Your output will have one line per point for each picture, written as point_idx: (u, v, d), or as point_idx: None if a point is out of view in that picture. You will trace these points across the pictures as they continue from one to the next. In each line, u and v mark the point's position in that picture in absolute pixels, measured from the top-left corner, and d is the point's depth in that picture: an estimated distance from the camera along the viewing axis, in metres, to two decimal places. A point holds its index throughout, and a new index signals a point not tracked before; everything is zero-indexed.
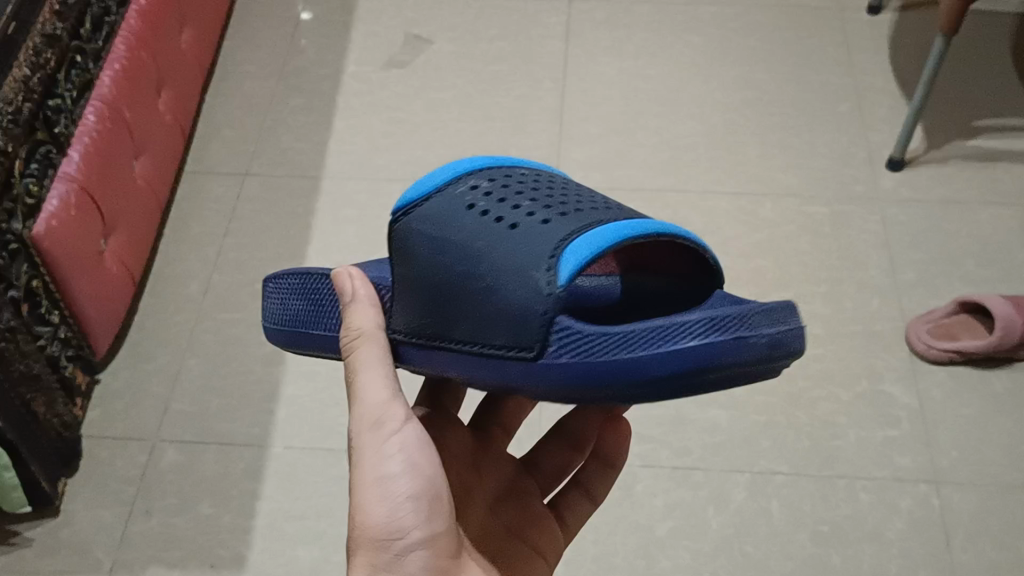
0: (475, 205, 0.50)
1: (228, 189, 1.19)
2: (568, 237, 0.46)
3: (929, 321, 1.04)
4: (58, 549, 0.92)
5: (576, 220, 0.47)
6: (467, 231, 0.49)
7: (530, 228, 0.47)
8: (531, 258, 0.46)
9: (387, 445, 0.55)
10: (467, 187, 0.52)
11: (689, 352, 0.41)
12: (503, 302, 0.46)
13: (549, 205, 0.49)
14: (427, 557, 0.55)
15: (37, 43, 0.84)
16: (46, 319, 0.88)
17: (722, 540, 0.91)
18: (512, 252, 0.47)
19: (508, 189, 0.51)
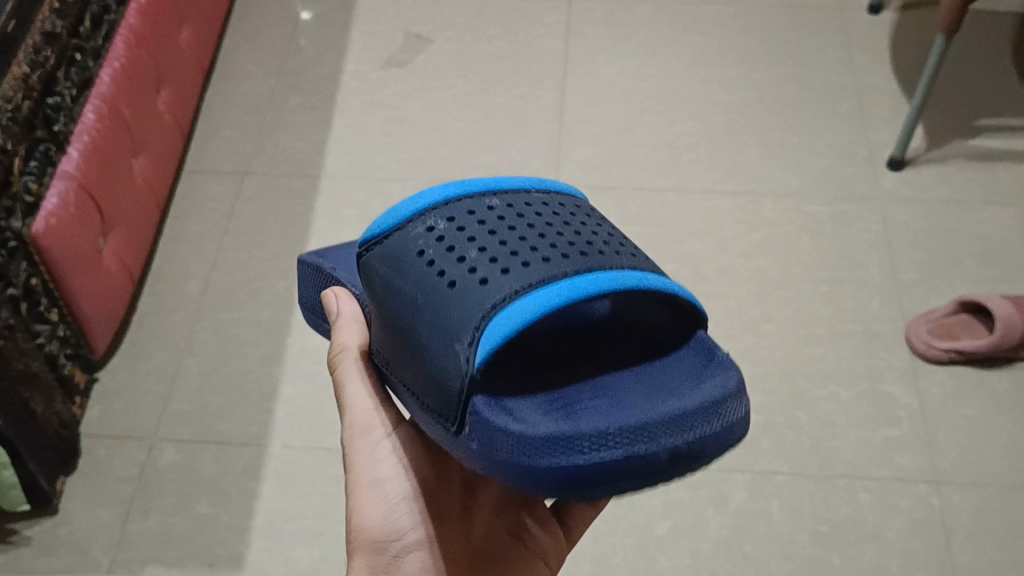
0: (425, 251, 0.48)
1: (227, 189, 1.19)
2: (501, 303, 0.45)
3: (929, 320, 1.04)
4: (57, 548, 0.92)
5: (515, 281, 0.46)
6: (410, 281, 0.48)
7: (467, 290, 0.46)
8: (463, 324, 0.45)
9: (376, 451, 0.61)
10: (424, 227, 0.50)
11: (592, 464, 0.42)
12: (433, 366, 0.46)
13: (496, 257, 0.47)
14: (428, 556, 0.59)
15: (36, 41, 0.84)
16: (45, 317, 0.88)
17: (722, 540, 0.91)
18: (445, 312, 0.46)
19: (465, 232, 0.49)
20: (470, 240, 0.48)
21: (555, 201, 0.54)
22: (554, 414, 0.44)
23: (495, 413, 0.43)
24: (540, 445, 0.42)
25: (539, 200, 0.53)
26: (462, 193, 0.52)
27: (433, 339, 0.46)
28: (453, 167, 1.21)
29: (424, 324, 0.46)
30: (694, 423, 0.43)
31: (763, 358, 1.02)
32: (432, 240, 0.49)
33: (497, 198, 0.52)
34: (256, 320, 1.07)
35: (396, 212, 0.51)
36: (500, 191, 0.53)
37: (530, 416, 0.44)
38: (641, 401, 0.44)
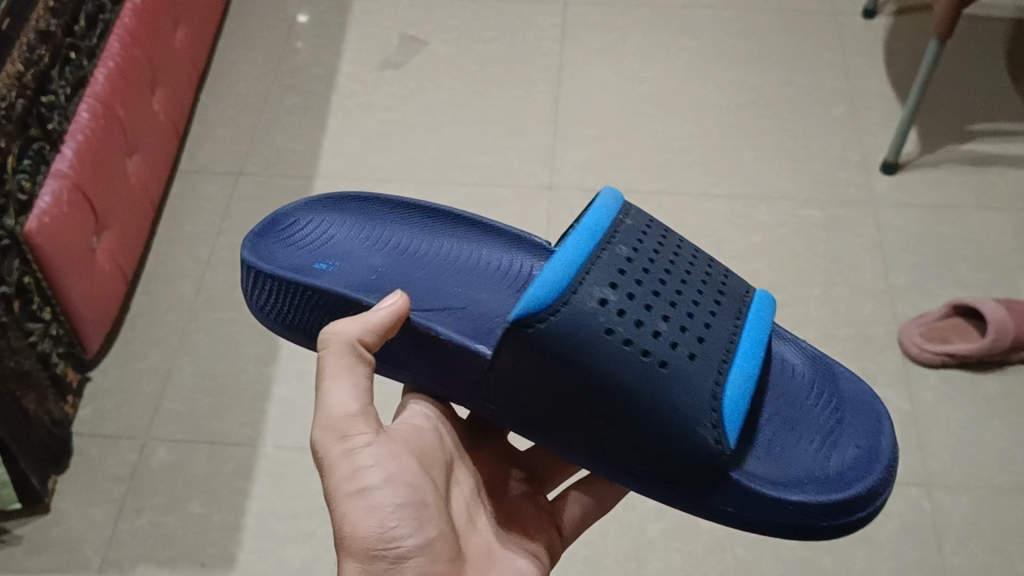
0: (614, 329, 0.56)
1: (222, 189, 1.19)
2: (719, 383, 0.58)
3: (922, 324, 1.04)
4: (48, 547, 0.91)
5: (711, 360, 0.58)
6: (612, 360, 0.56)
7: (679, 372, 0.57)
8: (699, 408, 0.56)
9: (361, 457, 0.55)
10: (596, 299, 0.57)
11: (871, 508, 0.58)
12: (670, 445, 0.56)
13: (675, 331, 0.58)
14: (424, 561, 0.55)
15: (31, 40, 0.84)
16: (38, 316, 0.88)
17: (713, 542, 0.91)
18: (672, 393, 0.56)
19: (631, 303, 0.58)
20: (644, 313, 0.58)
21: (632, 220, 0.64)
22: (807, 470, 0.59)
23: (771, 486, 0.57)
24: (839, 510, 0.57)
25: (633, 232, 0.63)
26: (590, 253, 0.60)
27: (657, 417, 0.56)
28: (448, 168, 1.21)
29: (644, 401, 0.56)
30: (886, 429, 0.63)
31: None
32: (613, 316, 0.57)
33: (618, 249, 0.61)
34: (250, 321, 1.07)
35: (559, 281, 0.57)
36: (606, 239, 0.62)
37: (791, 481, 0.58)
38: (842, 437, 0.62)
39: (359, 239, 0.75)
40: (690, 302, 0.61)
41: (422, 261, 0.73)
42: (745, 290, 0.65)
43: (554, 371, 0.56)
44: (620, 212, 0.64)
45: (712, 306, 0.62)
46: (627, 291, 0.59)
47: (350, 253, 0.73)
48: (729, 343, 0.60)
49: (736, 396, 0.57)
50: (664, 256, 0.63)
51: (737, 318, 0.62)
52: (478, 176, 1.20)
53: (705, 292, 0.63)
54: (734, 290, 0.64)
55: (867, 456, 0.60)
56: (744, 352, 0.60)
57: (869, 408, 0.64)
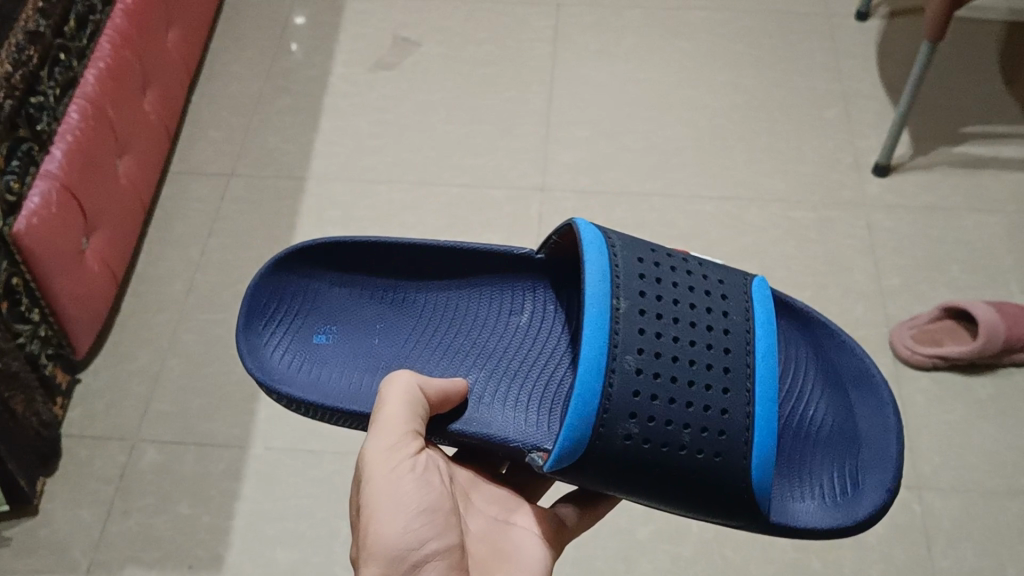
0: (647, 451, 0.62)
1: (213, 190, 1.19)
2: (747, 467, 0.63)
3: (912, 326, 1.04)
4: (35, 548, 0.91)
5: (736, 446, 0.63)
6: (652, 477, 0.63)
7: (716, 467, 0.63)
8: (737, 498, 0.63)
9: (401, 465, 0.58)
10: (621, 433, 0.62)
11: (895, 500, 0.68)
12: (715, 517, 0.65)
13: (702, 426, 0.63)
14: (444, 568, 0.55)
15: (20, 40, 0.84)
16: (27, 317, 0.88)
17: (702, 544, 0.91)
18: (708, 489, 0.63)
19: (658, 419, 0.63)
20: (665, 425, 0.63)
21: (628, 298, 0.65)
22: (833, 485, 0.68)
23: (805, 512, 0.67)
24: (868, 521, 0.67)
25: (635, 316, 0.65)
26: (605, 366, 0.63)
27: (697, 504, 0.64)
28: (440, 169, 1.21)
29: (687, 497, 0.63)
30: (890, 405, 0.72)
31: None
32: (640, 446, 0.62)
33: (627, 353, 0.63)
34: None
35: (585, 419, 0.62)
36: (613, 338, 0.64)
37: (824, 505, 0.68)
38: (857, 433, 0.71)
39: (347, 301, 0.78)
40: (700, 380, 0.64)
41: (417, 310, 0.78)
42: (746, 330, 0.67)
43: (605, 482, 0.63)
44: (614, 293, 0.65)
45: (723, 381, 0.64)
46: (644, 400, 0.63)
47: (347, 324, 0.77)
48: (747, 420, 0.64)
49: (764, 473, 0.63)
50: (666, 331, 0.65)
51: (748, 382, 0.65)
52: (471, 178, 1.19)
53: (707, 357, 0.65)
54: (737, 345, 0.66)
55: (883, 448, 0.69)
56: (762, 431, 0.64)
57: (873, 388, 0.73)
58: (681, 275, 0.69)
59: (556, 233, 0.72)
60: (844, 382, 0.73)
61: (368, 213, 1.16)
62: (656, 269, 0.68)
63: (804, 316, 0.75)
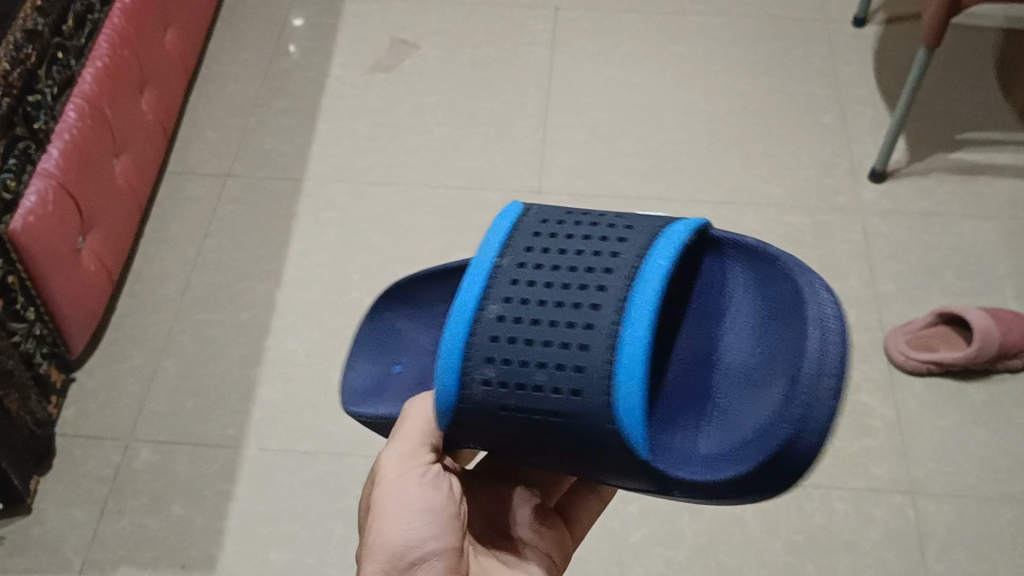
0: (511, 402, 0.51)
1: (208, 191, 1.19)
2: (609, 405, 0.49)
3: (907, 331, 1.04)
4: (28, 548, 0.91)
5: (594, 381, 0.49)
6: (531, 431, 0.51)
7: (574, 410, 0.49)
8: (608, 444, 0.49)
9: (412, 468, 0.57)
10: (480, 383, 0.51)
11: (813, 433, 0.47)
12: (621, 470, 0.51)
13: (562, 363, 0.50)
14: (443, 568, 0.55)
15: (18, 39, 0.84)
16: (22, 315, 0.87)
17: (696, 549, 0.91)
18: (576, 434, 0.50)
19: (514, 361, 0.51)
20: (525, 367, 0.51)
21: (514, 250, 0.54)
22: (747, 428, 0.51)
23: (692, 463, 0.51)
24: (779, 469, 0.48)
25: (512, 264, 0.53)
26: (469, 315, 0.52)
27: (584, 454, 0.51)
28: (436, 172, 1.21)
29: (567, 446, 0.51)
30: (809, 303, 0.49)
31: None
32: (499, 395, 0.51)
33: (491, 300, 0.52)
34: (235, 322, 1.07)
35: (448, 373, 0.52)
36: (487, 287, 0.53)
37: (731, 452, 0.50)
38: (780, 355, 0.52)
39: (422, 321, 0.68)
40: (564, 317, 0.51)
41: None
42: (639, 255, 0.52)
43: (505, 441, 0.53)
44: (500, 252, 0.54)
45: (593, 310, 0.50)
46: (503, 343, 0.51)
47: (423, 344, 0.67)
48: (610, 349, 0.49)
49: (632, 410, 0.49)
50: (543, 275, 0.52)
51: (620, 308, 0.50)
52: (467, 180, 1.20)
53: (578, 293, 0.51)
54: (622, 266, 0.51)
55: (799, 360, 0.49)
56: (626, 359, 0.49)
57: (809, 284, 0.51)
58: (588, 221, 0.55)
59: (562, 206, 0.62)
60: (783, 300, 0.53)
61: (364, 215, 1.16)
62: (562, 221, 0.56)
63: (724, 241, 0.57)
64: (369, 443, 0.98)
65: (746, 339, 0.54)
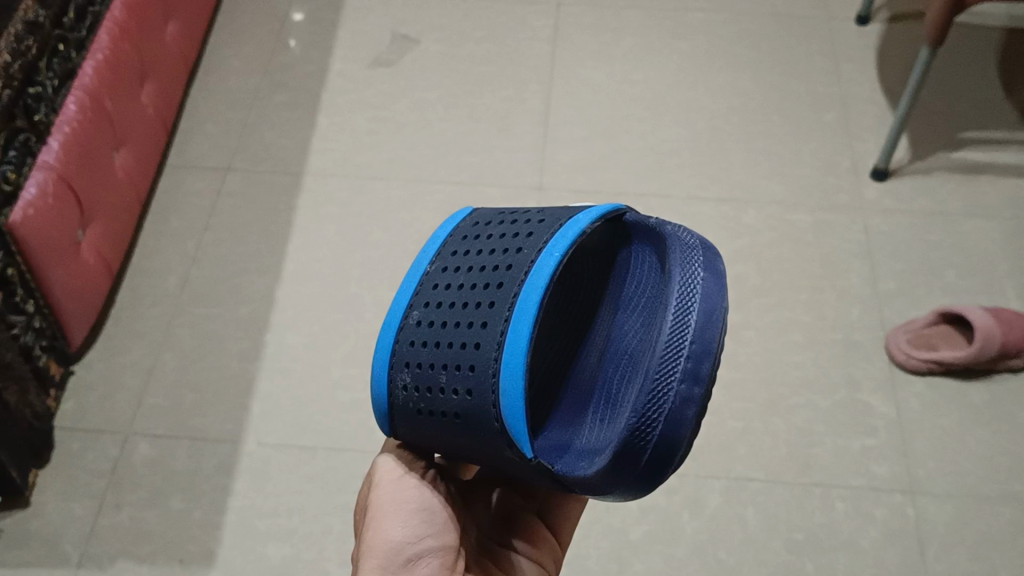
0: (423, 407, 0.55)
1: (208, 185, 1.18)
2: (495, 403, 0.52)
3: (908, 330, 1.04)
4: (27, 541, 0.91)
5: (483, 379, 0.52)
6: (446, 434, 0.55)
7: (467, 409, 0.53)
8: (498, 441, 0.52)
9: (409, 474, 0.58)
10: (400, 387, 0.56)
11: (659, 424, 0.48)
12: (518, 470, 0.54)
13: (457, 364, 0.53)
14: (440, 563, 0.55)
15: (19, 30, 0.83)
16: (22, 308, 0.87)
17: (695, 546, 0.91)
18: (471, 432, 0.53)
19: (423, 366, 0.55)
20: (430, 369, 0.55)
21: (442, 261, 0.59)
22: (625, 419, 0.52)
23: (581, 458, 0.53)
24: (636, 459, 0.49)
25: (438, 274, 0.58)
26: (395, 324, 0.57)
27: (489, 454, 0.54)
28: (437, 168, 1.20)
29: (471, 446, 0.54)
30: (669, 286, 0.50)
31: (742, 364, 1.02)
32: (415, 397, 0.55)
33: (415, 310, 0.57)
34: (234, 317, 1.06)
35: (379, 374, 0.57)
36: (413, 300, 0.58)
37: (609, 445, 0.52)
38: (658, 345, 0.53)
39: None
40: (466, 318, 0.54)
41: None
42: (533, 256, 0.54)
43: (436, 445, 0.56)
44: (433, 261, 0.59)
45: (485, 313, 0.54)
46: (418, 346, 0.55)
47: None
48: (498, 348, 0.52)
49: (513, 406, 0.51)
50: (460, 279, 0.57)
51: (508, 309, 0.53)
52: (468, 176, 1.19)
53: (480, 294, 0.55)
54: (515, 269, 0.54)
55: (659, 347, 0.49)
56: (509, 357, 0.52)
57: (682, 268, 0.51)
58: (505, 225, 0.58)
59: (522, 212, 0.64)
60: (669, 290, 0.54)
61: (364, 210, 1.16)
62: (489, 224, 0.60)
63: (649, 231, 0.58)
64: (368, 438, 0.97)
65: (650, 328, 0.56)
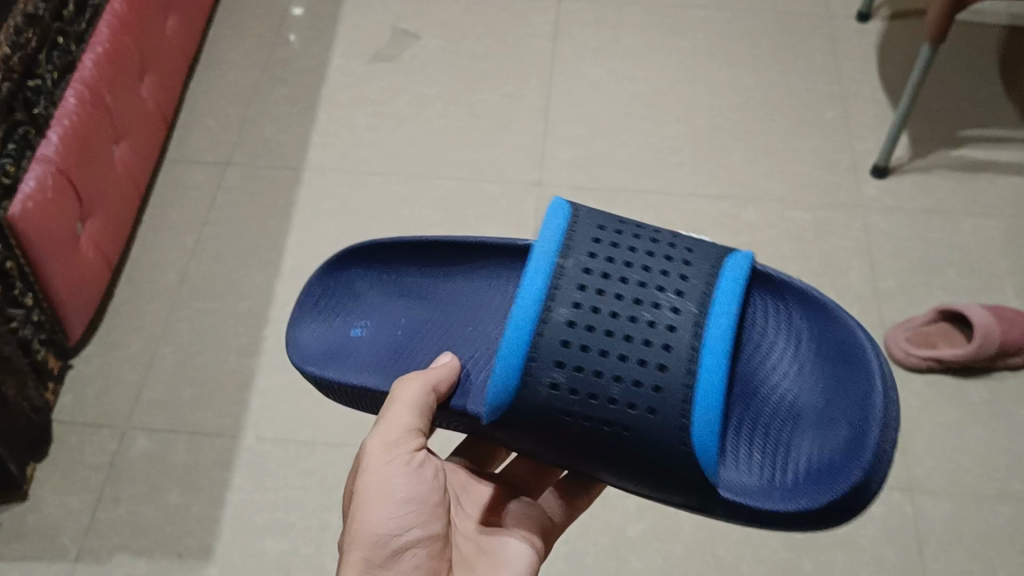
0: (574, 409, 0.59)
1: (208, 179, 1.18)
2: (684, 426, 0.58)
3: (908, 329, 1.03)
4: (24, 535, 0.91)
5: (670, 402, 0.59)
6: (581, 434, 0.60)
7: (642, 423, 0.59)
8: (666, 454, 0.58)
9: (398, 456, 0.58)
10: (547, 384, 0.60)
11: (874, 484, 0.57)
12: (650, 480, 0.60)
13: (635, 380, 0.59)
14: (423, 555, 0.57)
15: (18, 23, 0.83)
16: (20, 301, 0.87)
17: (693, 543, 0.91)
18: (632, 443, 0.59)
19: (586, 371, 0.60)
20: (595, 375, 0.59)
21: (576, 260, 0.63)
22: (799, 467, 0.60)
23: (757, 491, 0.59)
24: (835, 507, 0.57)
25: (579, 274, 0.62)
26: (538, 316, 0.61)
27: (630, 462, 0.60)
28: (437, 163, 1.20)
29: (609, 448, 0.60)
30: (875, 366, 0.61)
31: None
32: (565, 396, 0.59)
33: (561, 306, 0.61)
34: (234, 312, 1.06)
35: (516, 364, 0.60)
36: (552, 298, 0.61)
37: (789, 484, 0.60)
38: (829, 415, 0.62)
39: (380, 297, 0.79)
40: (639, 337, 0.60)
41: (441, 298, 0.76)
42: (704, 291, 0.61)
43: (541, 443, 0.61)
44: (561, 253, 0.63)
45: (664, 337, 0.60)
46: (577, 350, 0.60)
47: (378, 318, 0.77)
48: (687, 376, 0.59)
49: (708, 432, 0.58)
50: (612, 298, 0.61)
51: (693, 338, 0.60)
52: (468, 172, 1.19)
53: (649, 317, 0.61)
54: (689, 301, 0.61)
55: (865, 416, 0.59)
56: (705, 389, 0.58)
57: (863, 357, 0.62)
58: (646, 247, 0.64)
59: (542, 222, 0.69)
60: (833, 366, 0.63)
61: (364, 205, 1.16)
62: (616, 239, 0.65)
63: (777, 288, 0.66)
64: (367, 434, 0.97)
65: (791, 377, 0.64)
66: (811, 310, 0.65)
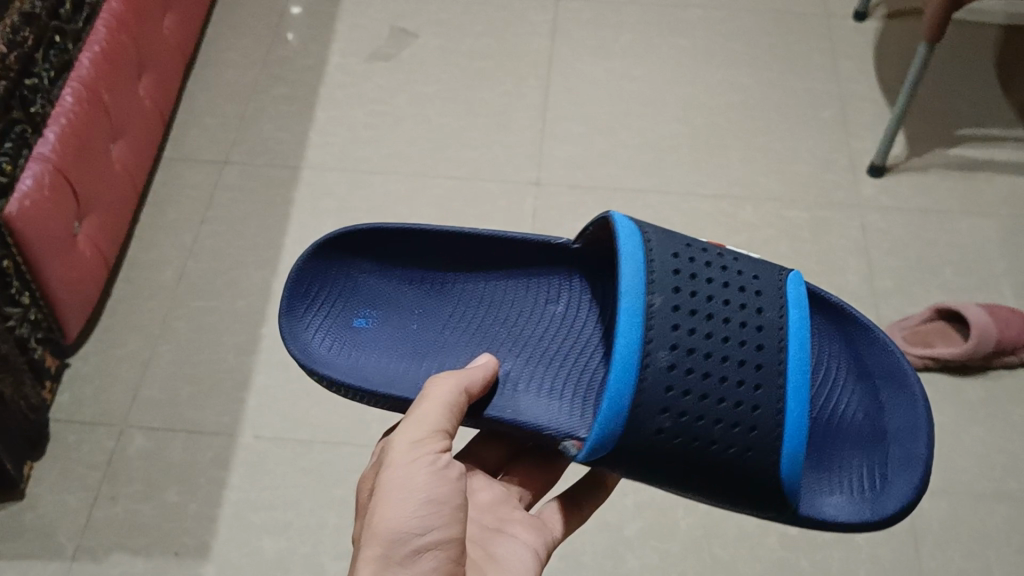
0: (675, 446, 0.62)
1: (206, 177, 1.18)
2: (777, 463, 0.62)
3: (905, 327, 1.03)
4: (21, 533, 0.91)
5: (766, 441, 0.62)
6: (676, 469, 0.62)
7: (742, 460, 0.62)
8: (764, 488, 0.62)
9: (422, 455, 0.58)
10: (655, 425, 0.61)
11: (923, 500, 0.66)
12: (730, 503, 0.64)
13: (733, 421, 0.62)
14: (441, 558, 0.56)
15: (14, 21, 0.83)
16: (17, 300, 0.87)
17: (690, 541, 0.91)
18: (730, 478, 0.62)
19: (689, 413, 0.62)
20: (697, 418, 0.62)
21: (663, 295, 0.64)
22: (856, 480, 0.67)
23: (826, 505, 0.66)
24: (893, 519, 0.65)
25: (669, 313, 0.63)
26: (638, 359, 0.62)
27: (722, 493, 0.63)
28: (435, 162, 1.20)
29: (704, 480, 0.63)
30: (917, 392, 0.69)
31: None
32: (669, 439, 0.62)
33: (660, 350, 0.62)
34: (232, 310, 1.06)
35: (620, 402, 0.61)
36: (649, 339, 0.62)
37: (853, 496, 0.66)
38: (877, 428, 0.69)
39: (386, 287, 0.77)
40: (732, 376, 0.63)
41: (454, 299, 0.77)
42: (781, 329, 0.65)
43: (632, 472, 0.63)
44: (649, 287, 0.64)
45: (755, 377, 0.63)
46: (677, 393, 0.62)
47: (388, 312, 0.76)
48: (779, 413, 0.63)
49: (795, 465, 0.62)
50: (696, 334, 0.63)
51: (779, 378, 0.63)
52: (467, 170, 1.19)
53: (739, 354, 0.63)
54: (770, 340, 0.64)
55: (913, 437, 0.68)
56: (794, 427, 0.63)
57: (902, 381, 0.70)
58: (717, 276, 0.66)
59: (594, 223, 0.70)
60: (875, 380, 0.71)
61: (361, 204, 1.16)
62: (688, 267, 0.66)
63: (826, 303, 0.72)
64: (365, 433, 0.97)
65: (843, 392, 0.71)
66: (852, 330, 0.72)
